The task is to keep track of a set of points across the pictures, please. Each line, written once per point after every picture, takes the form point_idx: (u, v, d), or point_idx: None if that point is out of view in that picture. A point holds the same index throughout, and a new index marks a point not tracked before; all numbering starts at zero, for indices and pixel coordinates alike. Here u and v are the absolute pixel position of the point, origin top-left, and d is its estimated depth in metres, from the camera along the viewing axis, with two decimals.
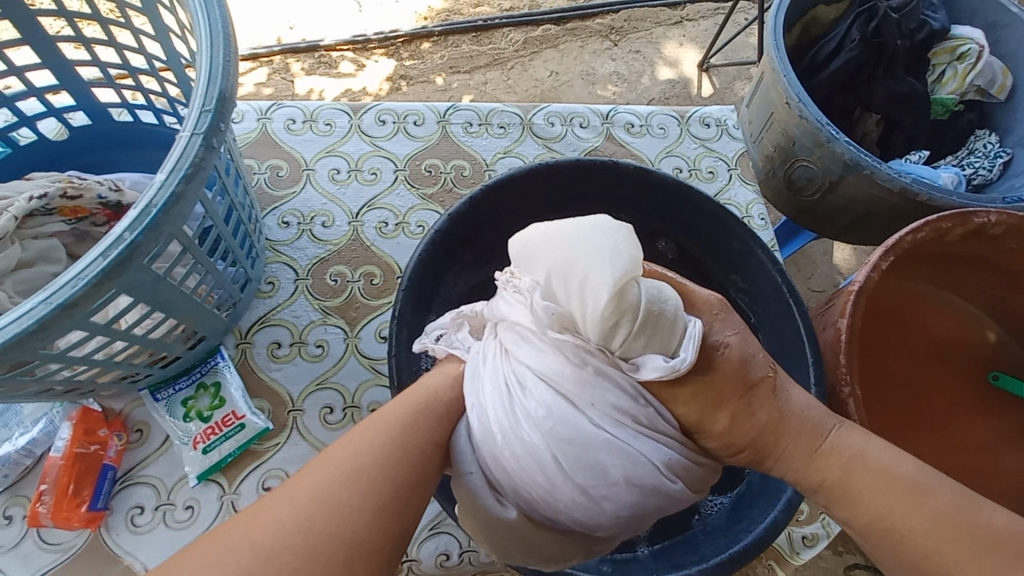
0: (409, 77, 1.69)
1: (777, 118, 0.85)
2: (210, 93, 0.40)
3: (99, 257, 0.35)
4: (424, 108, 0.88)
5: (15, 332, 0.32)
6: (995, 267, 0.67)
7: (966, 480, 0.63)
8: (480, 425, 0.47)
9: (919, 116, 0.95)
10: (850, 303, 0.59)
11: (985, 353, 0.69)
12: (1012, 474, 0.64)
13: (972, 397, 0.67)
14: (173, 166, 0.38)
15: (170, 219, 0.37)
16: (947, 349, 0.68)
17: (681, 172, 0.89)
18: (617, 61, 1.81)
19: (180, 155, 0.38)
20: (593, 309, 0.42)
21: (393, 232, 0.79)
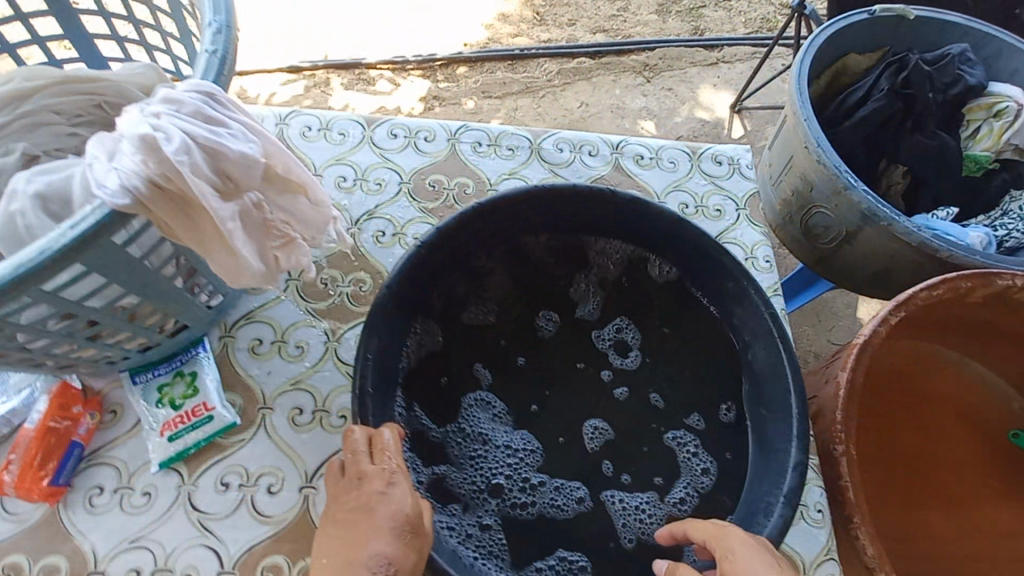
0: (442, 98, 1.96)
1: (797, 162, 1.05)
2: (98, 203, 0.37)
3: None
4: (436, 125, 0.88)
5: None
6: (966, 324, 0.80)
7: (923, 512, 0.75)
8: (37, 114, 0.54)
9: (937, 169, 1.08)
10: (852, 362, 0.74)
11: (948, 396, 0.82)
12: (981, 526, 0.75)
13: (935, 435, 0.80)
14: (96, 203, 0.37)
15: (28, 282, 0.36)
16: (921, 399, 0.81)
17: (687, 207, 0.87)
18: (649, 97, 2.06)
19: (88, 212, 0.37)
20: (41, 107, 0.54)
21: (389, 243, 0.79)
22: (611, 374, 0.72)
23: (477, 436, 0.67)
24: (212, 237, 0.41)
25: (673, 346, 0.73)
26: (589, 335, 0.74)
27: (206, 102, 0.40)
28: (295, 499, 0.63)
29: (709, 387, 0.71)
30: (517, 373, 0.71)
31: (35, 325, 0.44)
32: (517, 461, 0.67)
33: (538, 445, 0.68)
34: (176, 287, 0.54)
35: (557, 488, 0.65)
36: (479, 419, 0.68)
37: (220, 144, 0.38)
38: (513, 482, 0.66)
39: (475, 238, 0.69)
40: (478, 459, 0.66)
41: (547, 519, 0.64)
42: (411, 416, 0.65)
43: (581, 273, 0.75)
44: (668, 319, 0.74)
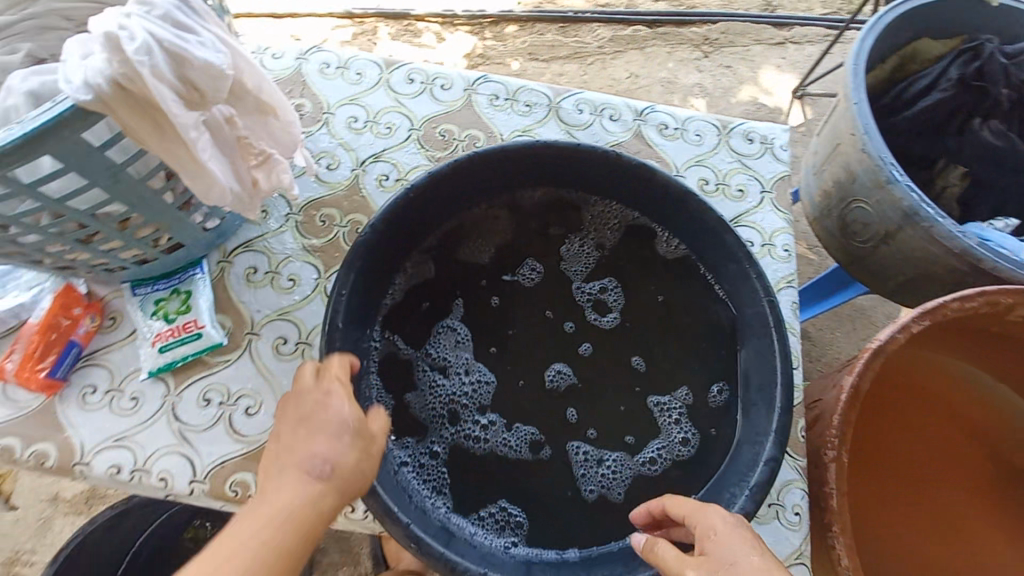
0: (487, 57, 1.92)
1: (842, 149, 0.97)
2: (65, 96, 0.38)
3: None
4: (455, 74, 0.87)
5: None
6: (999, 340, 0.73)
7: (915, 534, 0.70)
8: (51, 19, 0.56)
9: (1002, 173, 0.98)
10: (860, 367, 0.69)
11: (965, 416, 0.76)
12: (979, 559, 0.69)
13: (941, 456, 0.74)
14: (59, 96, 0.38)
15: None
16: (933, 415, 0.75)
17: (706, 184, 0.82)
18: (704, 73, 1.95)
19: (52, 104, 0.38)
20: (55, 15, 0.56)
21: (392, 188, 0.79)
22: (575, 326, 0.69)
23: (435, 361, 0.67)
24: (181, 146, 0.42)
25: (667, 322, 0.69)
26: (568, 286, 0.71)
27: (179, 7, 0.41)
28: (269, 422, 0.65)
29: (697, 366, 0.67)
30: (491, 320, 0.69)
31: (22, 217, 0.47)
32: (471, 390, 0.66)
33: (492, 375, 0.67)
34: (166, 203, 0.56)
35: (507, 425, 0.65)
36: (439, 343, 0.68)
37: (186, 49, 0.39)
38: (463, 411, 0.65)
39: (469, 186, 0.67)
40: (434, 386, 0.66)
41: (498, 456, 0.64)
42: (388, 341, 0.66)
43: (580, 234, 0.72)
44: (666, 295, 0.70)
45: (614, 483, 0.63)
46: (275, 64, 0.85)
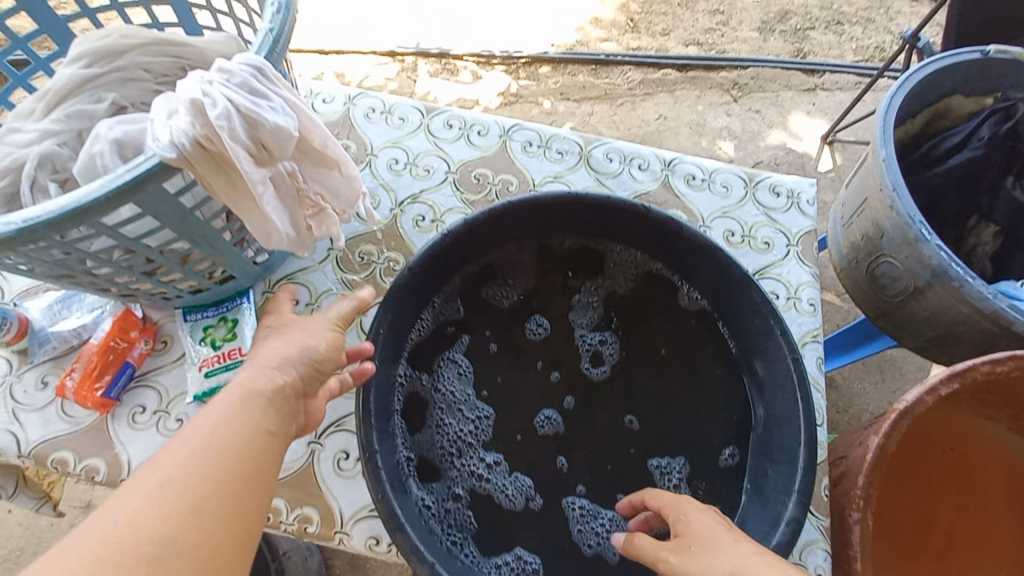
0: (520, 95, 1.99)
1: (870, 203, 0.98)
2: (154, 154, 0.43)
3: (26, 220, 0.40)
4: (491, 120, 0.91)
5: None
6: None
7: None
8: (131, 71, 0.59)
9: None
10: (887, 425, 0.70)
11: (999, 485, 0.74)
12: None
13: (973, 524, 0.72)
14: (146, 152, 0.43)
15: (87, 215, 0.41)
16: (965, 482, 0.74)
17: (732, 236, 0.84)
18: (733, 117, 1.98)
19: (141, 158, 0.43)
20: (131, 65, 0.59)
21: (427, 228, 0.83)
22: (558, 375, 0.70)
23: (444, 398, 0.68)
24: (247, 198, 0.47)
25: (682, 377, 0.70)
26: (571, 334, 0.72)
27: (255, 74, 0.45)
28: (302, 450, 0.68)
29: (712, 425, 0.68)
30: (493, 360, 0.70)
31: (99, 253, 0.52)
32: (472, 426, 0.67)
33: (491, 410, 0.68)
34: (224, 242, 0.60)
35: (509, 470, 0.66)
36: (443, 376, 0.68)
37: (260, 114, 0.43)
38: (464, 450, 0.66)
39: (504, 231, 0.70)
40: (441, 425, 0.66)
41: (493, 501, 0.64)
42: (415, 373, 0.68)
43: (599, 281, 0.74)
44: (682, 347, 0.71)
45: (608, 542, 0.63)
46: (324, 107, 0.91)
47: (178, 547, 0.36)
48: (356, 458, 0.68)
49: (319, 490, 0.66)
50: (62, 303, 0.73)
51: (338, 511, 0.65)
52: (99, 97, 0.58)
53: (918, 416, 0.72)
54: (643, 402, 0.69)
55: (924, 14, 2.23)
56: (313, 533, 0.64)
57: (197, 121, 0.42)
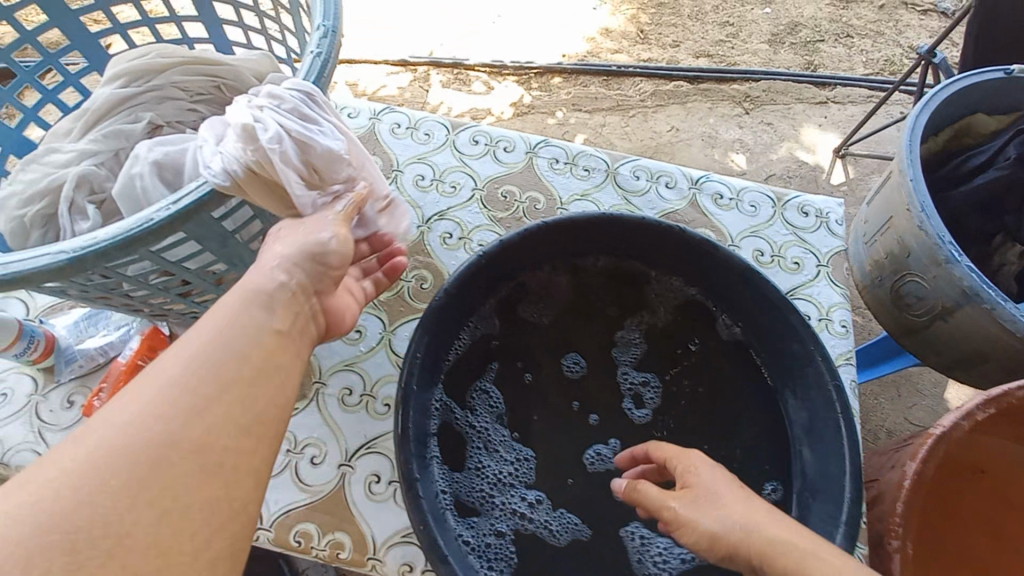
0: (532, 106, 1.99)
1: (895, 223, 0.98)
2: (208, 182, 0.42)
3: (75, 249, 0.39)
4: (517, 137, 0.91)
5: (45, 264, 0.38)
6: None
7: None
8: (165, 89, 0.59)
9: None
10: (923, 451, 0.70)
11: None
12: None
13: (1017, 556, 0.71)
14: (197, 179, 0.42)
15: (137, 245, 0.40)
16: (1006, 511, 0.73)
17: (761, 255, 0.83)
18: (745, 129, 1.98)
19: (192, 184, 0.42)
20: (164, 83, 0.58)
21: (455, 245, 0.82)
22: (597, 419, 0.69)
23: (483, 439, 0.67)
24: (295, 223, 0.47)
25: (722, 411, 0.69)
26: (613, 367, 0.72)
27: (305, 99, 0.45)
28: (333, 473, 0.68)
29: (752, 460, 0.66)
30: (527, 389, 0.70)
31: (137, 277, 0.51)
32: (512, 468, 0.66)
33: (531, 453, 0.67)
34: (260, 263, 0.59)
35: (553, 507, 0.64)
36: (478, 413, 0.68)
37: (311, 138, 0.44)
38: (505, 489, 0.65)
39: (542, 253, 0.70)
40: (480, 467, 0.66)
41: (538, 540, 0.63)
42: (448, 407, 0.67)
43: (638, 310, 0.74)
44: (717, 378, 0.70)
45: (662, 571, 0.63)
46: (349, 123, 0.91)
47: (184, 458, 0.34)
48: (388, 481, 0.67)
49: (350, 514, 0.66)
50: (88, 321, 0.72)
51: (370, 537, 0.65)
52: (135, 117, 0.57)
53: (956, 440, 0.71)
54: (681, 429, 0.68)
55: (934, 29, 2.24)
56: (345, 559, 0.63)
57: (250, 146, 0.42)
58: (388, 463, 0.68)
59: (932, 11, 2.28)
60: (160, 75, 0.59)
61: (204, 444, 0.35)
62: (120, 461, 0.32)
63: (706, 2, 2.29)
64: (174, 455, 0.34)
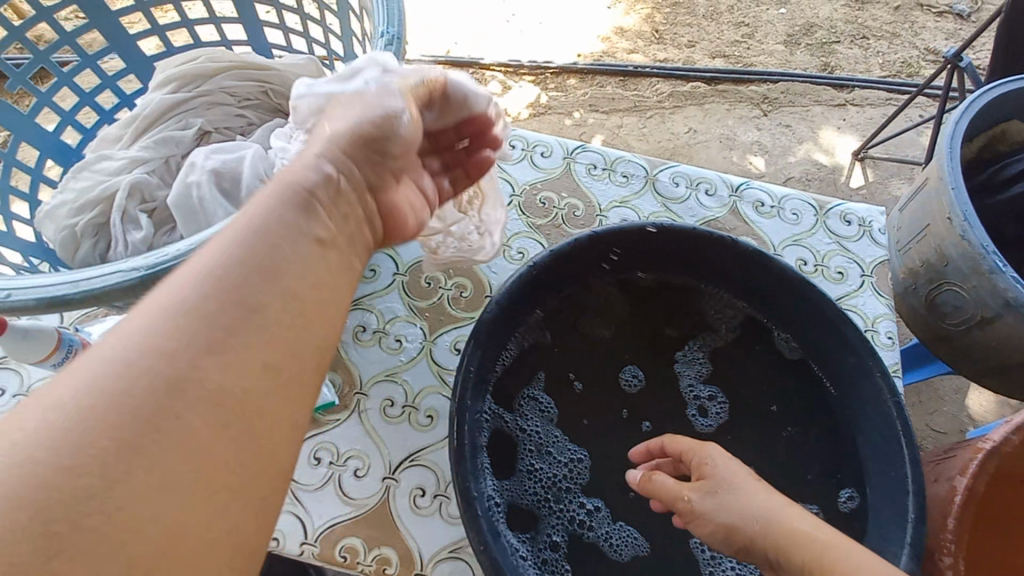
0: (549, 106, 1.97)
1: (932, 231, 0.96)
2: None
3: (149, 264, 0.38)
4: (554, 142, 0.89)
5: (119, 281, 0.38)
6: None
7: None
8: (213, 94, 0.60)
9: None
10: (973, 466, 0.69)
11: None
12: None
13: None
14: None
15: None
16: None
17: (804, 264, 0.82)
18: (763, 131, 1.97)
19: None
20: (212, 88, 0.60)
21: (494, 253, 0.81)
22: (649, 425, 0.69)
23: (533, 443, 0.67)
24: None
25: (782, 420, 0.69)
26: (672, 376, 0.72)
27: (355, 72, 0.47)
28: (377, 486, 0.66)
29: (812, 465, 0.67)
30: (576, 400, 0.70)
31: None
32: (565, 471, 0.66)
33: (585, 451, 0.68)
34: None
35: (614, 517, 0.65)
36: (529, 418, 0.68)
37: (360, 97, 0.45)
38: (560, 494, 0.65)
39: (598, 264, 0.70)
40: (533, 470, 0.66)
41: (597, 549, 0.63)
42: (499, 413, 0.67)
43: (700, 330, 0.73)
44: (779, 390, 0.71)
45: None
46: None
47: (223, 408, 0.30)
48: (433, 495, 0.66)
49: (396, 529, 0.65)
50: None
51: (418, 553, 0.64)
52: (186, 122, 0.59)
53: (1007, 455, 0.71)
54: (735, 444, 0.69)
55: (951, 31, 2.22)
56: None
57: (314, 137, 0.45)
58: (433, 475, 0.67)
59: (948, 13, 2.26)
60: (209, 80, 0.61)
61: (223, 387, 0.30)
62: (135, 419, 0.27)
63: (721, 2, 2.27)
64: (199, 409, 0.29)
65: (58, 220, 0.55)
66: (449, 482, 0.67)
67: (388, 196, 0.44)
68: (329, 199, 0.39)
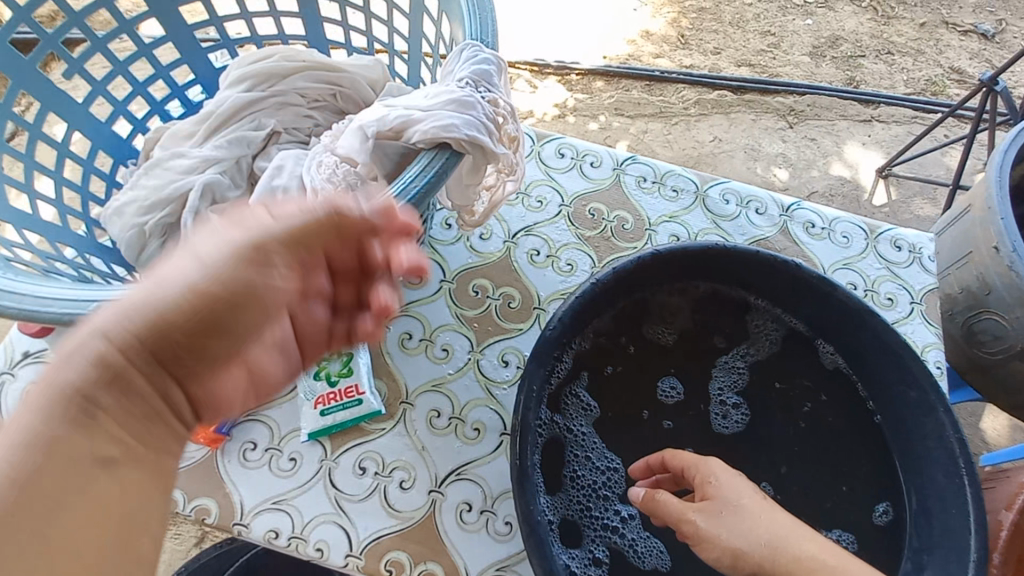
0: (576, 108, 1.95)
1: (975, 258, 0.95)
2: (372, 218, 0.43)
3: None
4: (604, 152, 0.87)
5: None
6: None
7: None
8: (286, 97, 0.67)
9: None
10: (1020, 500, 0.69)
11: None
12: None
13: None
14: (360, 213, 0.44)
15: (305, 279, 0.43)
16: None
17: (855, 289, 0.81)
18: (787, 143, 1.96)
19: (362, 219, 0.43)
20: (285, 88, 0.67)
21: (543, 263, 0.79)
22: (670, 424, 0.69)
23: (577, 457, 0.65)
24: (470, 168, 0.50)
25: (816, 438, 0.68)
26: (704, 384, 0.71)
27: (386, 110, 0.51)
28: (422, 500, 0.65)
29: (858, 483, 0.66)
30: (624, 417, 0.68)
31: None
32: (604, 478, 0.65)
33: (617, 461, 0.66)
34: None
35: (642, 525, 0.64)
36: (574, 418, 0.67)
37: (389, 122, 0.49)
38: (599, 500, 0.64)
39: (653, 275, 0.68)
40: (575, 477, 0.64)
41: (622, 555, 0.62)
42: (554, 422, 0.65)
43: (743, 345, 0.72)
44: (813, 412, 0.69)
45: None
46: None
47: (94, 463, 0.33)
48: (480, 510, 0.65)
49: (441, 544, 0.63)
50: None
51: (464, 569, 0.62)
52: (258, 123, 0.67)
53: None
54: (779, 466, 0.68)
55: (976, 49, 2.20)
56: None
57: (335, 168, 0.52)
58: (480, 490, 0.66)
59: (974, 32, 2.23)
60: (281, 80, 0.68)
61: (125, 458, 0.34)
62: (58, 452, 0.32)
63: (749, 9, 2.24)
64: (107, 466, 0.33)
65: (125, 218, 0.62)
66: (496, 498, 0.65)
67: (207, 387, 0.39)
68: (119, 407, 0.34)
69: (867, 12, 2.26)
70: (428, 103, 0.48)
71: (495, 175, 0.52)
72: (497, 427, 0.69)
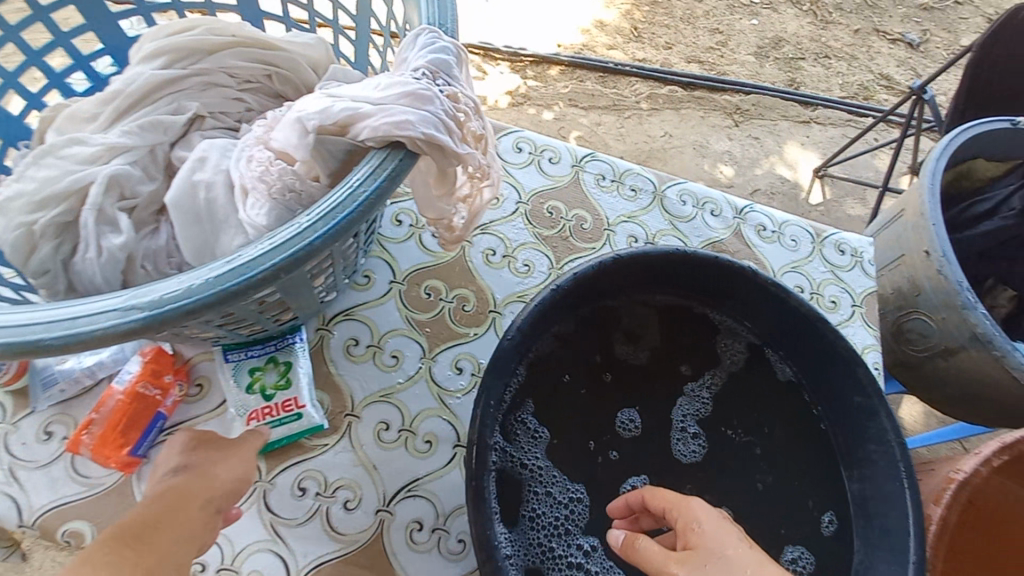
0: (529, 97, 1.91)
1: (907, 261, 1.01)
2: (315, 228, 0.38)
3: (156, 304, 0.35)
4: (563, 148, 0.84)
5: (115, 318, 0.35)
6: None
7: None
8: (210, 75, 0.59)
9: None
10: (948, 495, 0.73)
11: None
12: None
13: None
14: (297, 219, 0.38)
15: (235, 296, 0.37)
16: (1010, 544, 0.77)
17: (802, 292, 0.83)
18: (733, 141, 2.01)
19: (302, 228, 0.38)
20: (210, 66, 0.59)
21: (499, 264, 0.75)
22: (616, 454, 0.67)
23: (535, 478, 0.63)
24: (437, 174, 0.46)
25: (771, 466, 0.69)
26: (671, 397, 0.70)
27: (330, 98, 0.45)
28: (370, 521, 0.60)
29: (813, 501, 0.67)
30: (581, 429, 0.67)
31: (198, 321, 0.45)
32: (564, 512, 0.63)
33: (585, 493, 0.64)
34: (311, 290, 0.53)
35: (608, 556, 0.62)
36: (527, 451, 0.64)
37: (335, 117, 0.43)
38: (559, 539, 0.62)
39: (612, 282, 0.66)
40: (535, 516, 0.62)
41: None
42: (507, 454, 0.63)
43: (699, 356, 0.72)
44: (763, 433, 0.70)
45: None
46: None
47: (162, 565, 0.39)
48: (431, 529, 0.61)
49: (390, 568, 0.59)
50: None
51: None
52: (179, 106, 0.59)
53: (977, 484, 0.75)
54: (734, 480, 0.68)
55: (903, 57, 2.33)
56: None
57: (269, 164, 0.47)
58: (432, 508, 0.62)
59: (901, 40, 2.36)
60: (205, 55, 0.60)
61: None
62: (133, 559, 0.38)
63: (699, 6, 2.27)
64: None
65: (11, 213, 0.53)
66: (449, 515, 0.62)
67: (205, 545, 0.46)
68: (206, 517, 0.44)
69: (808, 16, 2.35)
70: (380, 95, 0.43)
71: (468, 182, 0.48)
72: (450, 438, 0.65)
